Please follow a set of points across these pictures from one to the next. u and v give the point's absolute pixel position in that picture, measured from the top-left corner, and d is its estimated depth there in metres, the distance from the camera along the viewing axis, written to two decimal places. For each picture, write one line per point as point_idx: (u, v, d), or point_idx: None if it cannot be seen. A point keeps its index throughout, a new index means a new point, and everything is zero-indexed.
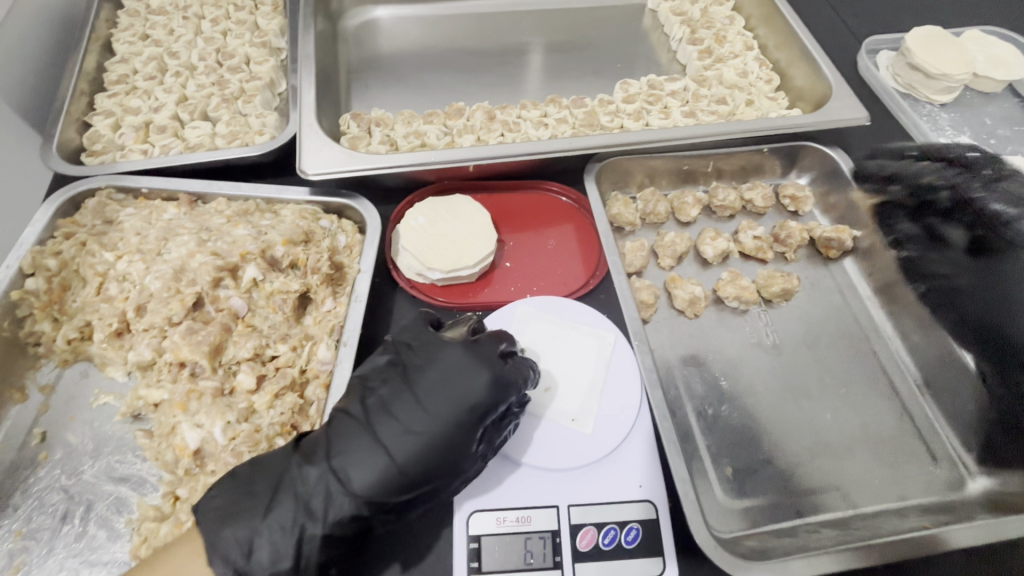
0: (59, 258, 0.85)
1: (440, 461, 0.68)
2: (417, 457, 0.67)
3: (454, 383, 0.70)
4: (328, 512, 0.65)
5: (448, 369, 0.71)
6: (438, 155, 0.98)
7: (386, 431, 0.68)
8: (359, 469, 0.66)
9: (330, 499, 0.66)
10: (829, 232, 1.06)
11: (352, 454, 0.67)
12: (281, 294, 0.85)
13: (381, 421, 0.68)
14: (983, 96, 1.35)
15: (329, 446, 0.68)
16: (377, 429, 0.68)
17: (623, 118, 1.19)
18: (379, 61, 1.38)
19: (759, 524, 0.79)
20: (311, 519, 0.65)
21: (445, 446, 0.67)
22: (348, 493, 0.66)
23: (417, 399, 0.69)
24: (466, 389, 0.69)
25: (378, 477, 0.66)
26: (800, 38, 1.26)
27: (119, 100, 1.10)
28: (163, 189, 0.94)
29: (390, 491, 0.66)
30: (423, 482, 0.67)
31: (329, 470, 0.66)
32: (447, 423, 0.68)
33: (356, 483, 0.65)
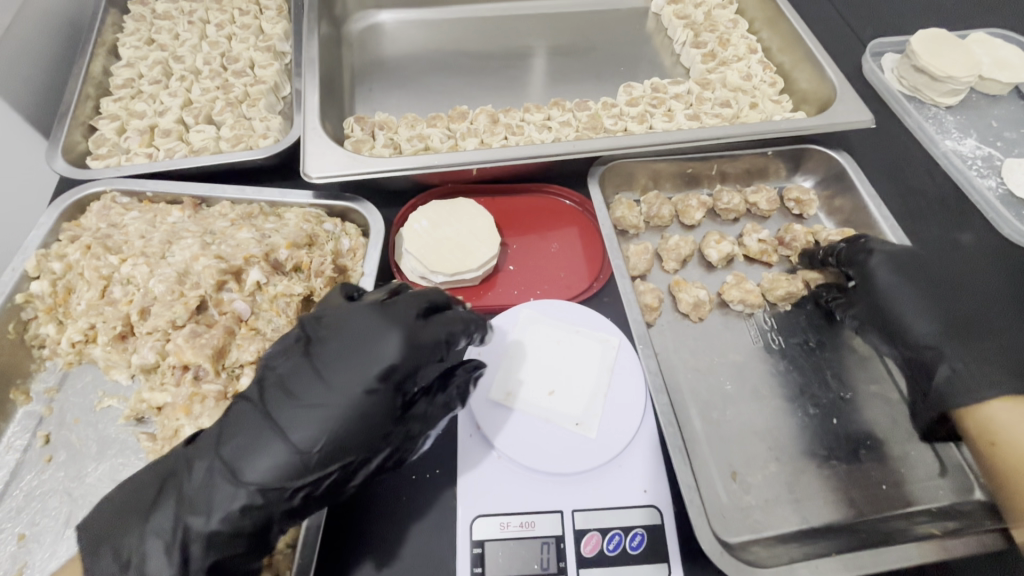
0: (64, 262, 0.86)
1: (346, 441, 0.63)
2: (315, 438, 0.62)
3: (357, 358, 0.66)
4: (219, 501, 0.61)
5: (352, 342, 0.67)
6: (442, 159, 0.98)
7: (282, 413, 0.64)
8: (250, 458, 0.62)
9: (218, 493, 0.62)
10: (835, 235, 1.06)
11: (247, 441, 0.63)
12: (284, 297, 0.85)
13: (279, 405, 0.65)
14: (988, 99, 1.34)
15: (222, 438, 0.64)
16: (274, 413, 0.64)
17: (627, 121, 1.19)
18: (382, 65, 1.38)
19: (765, 530, 0.79)
20: (198, 513, 0.61)
21: (356, 425, 0.63)
22: (242, 482, 0.61)
23: (318, 377, 0.66)
24: (372, 356, 0.66)
25: (273, 463, 0.62)
26: (803, 40, 1.25)
27: (124, 104, 1.11)
28: (167, 193, 0.95)
29: (292, 474, 0.62)
30: (324, 464, 0.63)
31: (223, 461, 0.63)
32: (351, 399, 0.64)
33: (250, 472, 0.61)
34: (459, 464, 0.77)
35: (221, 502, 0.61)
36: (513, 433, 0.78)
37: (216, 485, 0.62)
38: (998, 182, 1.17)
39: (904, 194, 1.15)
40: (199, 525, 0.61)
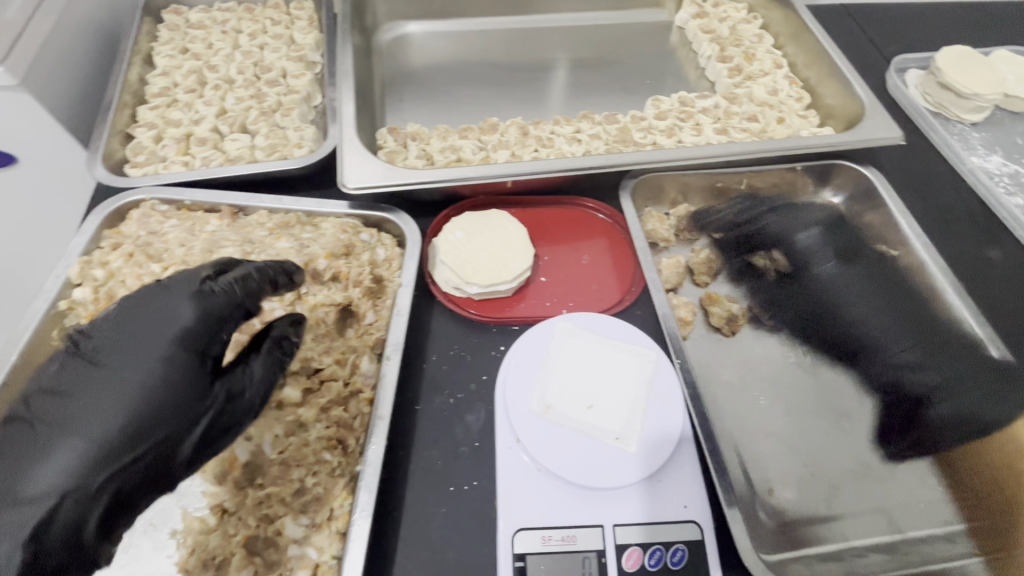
0: (106, 269, 0.87)
1: (156, 414, 0.61)
2: (119, 421, 0.60)
3: (142, 338, 0.64)
4: (25, 512, 0.55)
5: (138, 321, 0.65)
6: (477, 171, 0.99)
7: (78, 402, 0.60)
8: (72, 445, 0.57)
9: (50, 491, 0.56)
10: (865, 251, 1.07)
11: (58, 432, 0.59)
12: (324, 306, 0.86)
13: (60, 402, 0.60)
14: (1012, 116, 1.35)
15: (47, 430, 0.58)
16: (75, 402, 0.60)
17: (656, 134, 1.20)
18: (410, 75, 1.40)
19: (805, 547, 0.78)
20: (11, 518, 0.54)
21: (51, 409, 0.60)
22: (54, 478, 0.56)
23: (116, 366, 0.62)
24: (168, 322, 0.65)
25: (40, 457, 0.57)
26: (830, 56, 1.26)
27: (161, 112, 1.12)
28: (205, 201, 0.96)
29: (141, 462, 0.60)
30: (137, 448, 0.60)
31: (47, 459, 0.57)
32: (149, 371, 0.62)
33: (49, 467, 0.57)
34: (499, 476, 0.77)
35: (43, 502, 0.56)
36: (553, 447, 0.79)
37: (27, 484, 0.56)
38: None
39: (932, 210, 1.15)
40: (12, 535, 0.54)
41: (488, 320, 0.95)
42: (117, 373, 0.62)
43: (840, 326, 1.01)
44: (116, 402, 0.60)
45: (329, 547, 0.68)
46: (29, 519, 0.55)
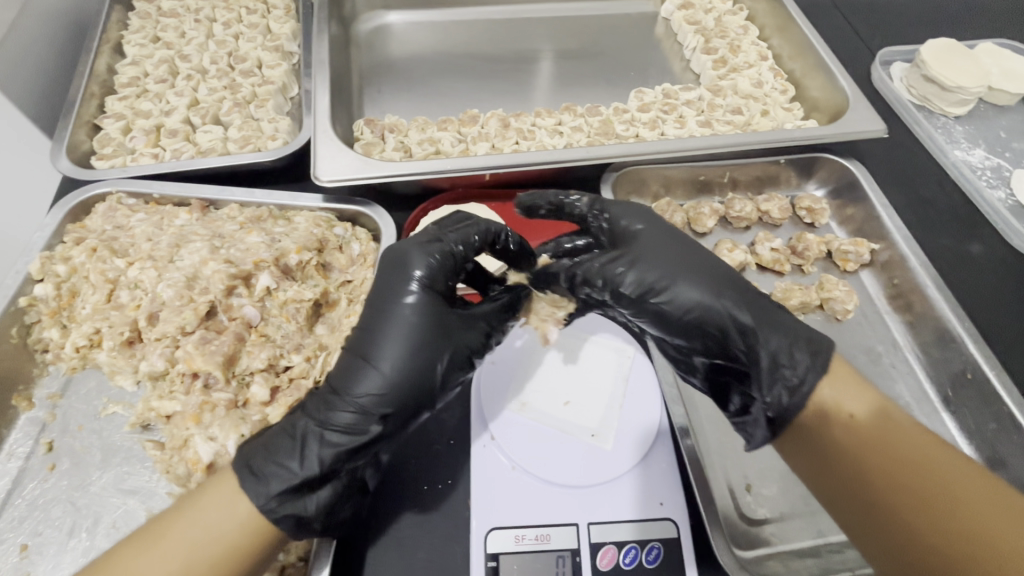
0: (69, 265, 0.84)
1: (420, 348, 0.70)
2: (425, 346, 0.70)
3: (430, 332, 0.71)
4: (369, 402, 0.67)
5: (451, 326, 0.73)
6: (456, 164, 0.97)
7: (395, 332, 0.70)
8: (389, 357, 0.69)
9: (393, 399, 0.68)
10: (847, 244, 1.06)
11: (319, 407, 0.68)
12: (295, 302, 0.83)
13: (373, 323, 0.71)
14: (995, 109, 1.35)
15: (372, 355, 0.69)
16: (412, 331, 0.70)
17: (639, 127, 1.18)
18: (391, 66, 1.37)
19: (782, 545, 0.77)
20: (328, 423, 0.68)
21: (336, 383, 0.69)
22: (334, 435, 0.67)
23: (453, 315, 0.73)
24: (403, 268, 0.73)
25: (350, 419, 0.67)
26: (816, 48, 1.25)
27: (130, 103, 1.09)
28: (175, 194, 0.93)
29: (401, 381, 0.68)
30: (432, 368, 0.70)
31: (314, 428, 0.67)
32: (416, 310, 0.71)
33: (319, 433, 0.67)
34: (473, 475, 0.76)
35: (289, 469, 0.65)
36: (530, 445, 0.78)
37: (273, 458, 0.65)
38: (1007, 193, 1.17)
39: (915, 204, 1.14)
40: (341, 435, 0.67)
41: None
42: (396, 334, 0.70)
43: (821, 320, 1.00)
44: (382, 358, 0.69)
45: (297, 548, 0.69)
46: (279, 484, 0.64)
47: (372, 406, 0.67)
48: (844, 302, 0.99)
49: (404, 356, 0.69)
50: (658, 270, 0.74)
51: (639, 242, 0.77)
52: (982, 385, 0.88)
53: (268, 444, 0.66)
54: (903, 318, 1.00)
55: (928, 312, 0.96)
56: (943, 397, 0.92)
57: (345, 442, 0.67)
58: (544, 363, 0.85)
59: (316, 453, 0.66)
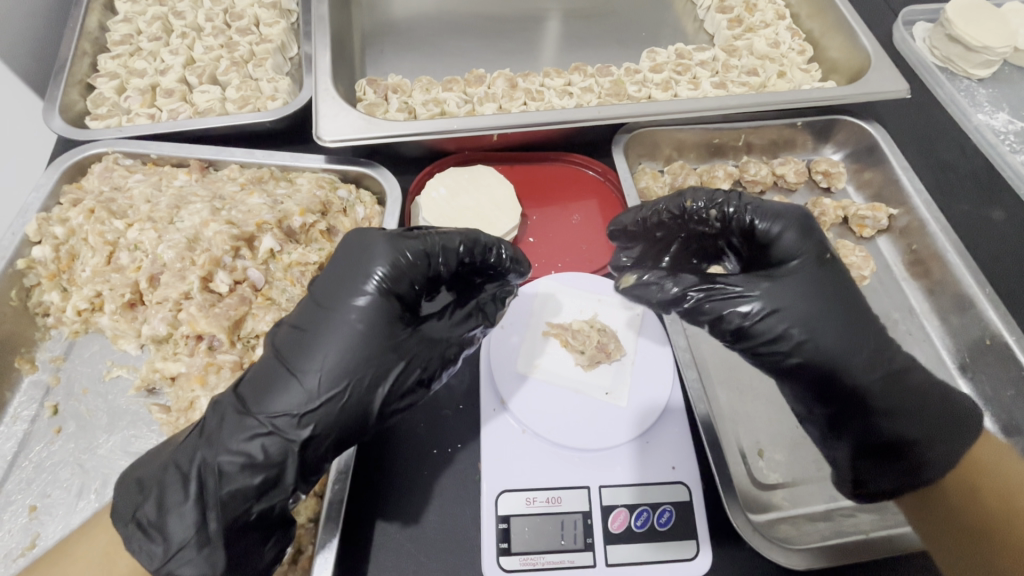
0: (67, 226, 0.82)
1: (351, 365, 0.64)
2: (326, 369, 0.63)
3: (354, 262, 0.68)
4: (289, 394, 0.63)
5: (350, 252, 0.69)
6: (461, 123, 0.92)
7: (298, 351, 0.65)
8: (306, 368, 0.64)
9: (235, 421, 0.63)
10: (865, 209, 1.02)
11: (233, 418, 0.63)
12: (299, 266, 0.82)
13: (307, 317, 0.67)
14: (1021, 72, 1.30)
15: (255, 390, 0.64)
16: (332, 321, 0.66)
17: (651, 88, 1.15)
18: (392, 26, 1.32)
19: (793, 508, 0.76)
20: (233, 428, 0.62)
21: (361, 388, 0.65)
22: (231, 452, 0.61)
23: (321, 302, 0.67)
24: (363, 254, 0.68)
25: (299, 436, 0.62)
26: (837, 5, 1.19)
27: (124, 62, 1.05)
28: (173, 155, 0.90)
29: (342, 408, 0.64)
30: (334, 394, 0.63)
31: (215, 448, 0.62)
32: (360, 313, 0.65)
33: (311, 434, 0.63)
34: (484, 439, 0.75)
35: (205, 464, 0.62)
36: (541, 409, 0.76)
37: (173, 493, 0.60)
38: None
39: (936, 168, 1.11)
40: (254, 449, 0.61)
41: None
42: (348, 343, 0.64)
43: None
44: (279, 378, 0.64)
45: (305, 511, 0.69)
46: (152, 512, 0.60)
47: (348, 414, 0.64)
48: (859, 268, 0.97)
49: (350, 353, 0.64)
50: (803, 317, 0.71)
51: (787, 277, 0.72)
52: (1001, 351, 0.86)
53: (219, 427, 0.63)
54: (922, 284, 0.98)
55: (946, 277, 0.94)
56: (960, 363, 0.91)
57: (247, 471, 0.61)
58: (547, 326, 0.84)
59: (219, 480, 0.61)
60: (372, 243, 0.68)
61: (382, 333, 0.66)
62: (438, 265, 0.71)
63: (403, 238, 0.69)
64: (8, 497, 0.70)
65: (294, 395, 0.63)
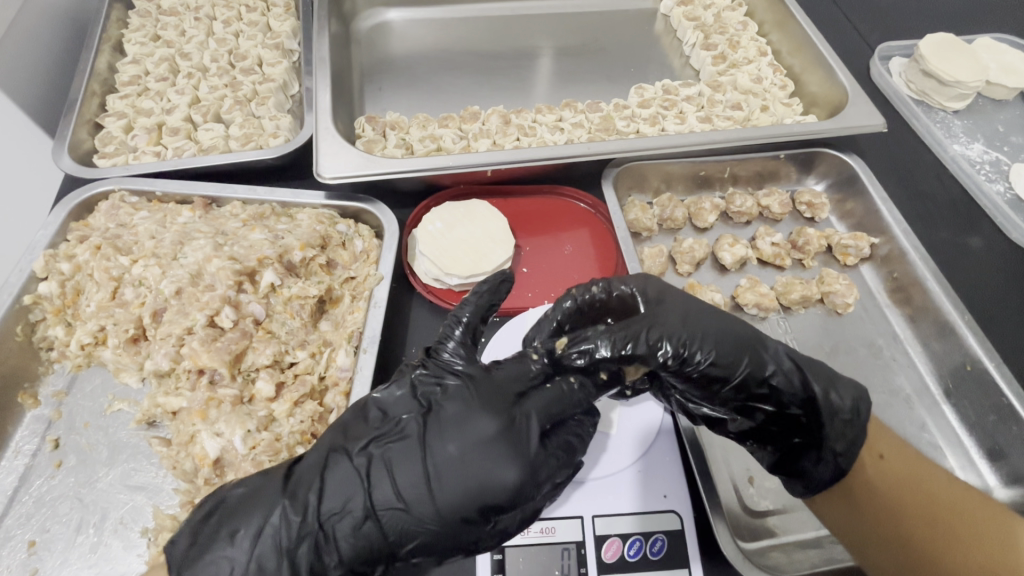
0: (73, 262, 0.85)
1: (362, 436, 0.63)
2: (417, 480, 0.59)
3: (487, 453, 0.60)
4: (344, 464, 0.61)
5: (484, 433, 0.61)
6: (456, 160, 0.96)
7: (422, 458, 0.60)
8: (350, 490, 0.60)
9: (351, 525, 0.59)
10: (847, 238, 1.06)
11: (337, 488, 0.59)
12: (299, 299, 0.84)
13: (432, 427, 0.62)
14: (994, 104, 1.35)
15: (327, 483, 0.60)
16: (429, 446, 0.61)
17: (639, 123, 1.20)
18: (391, 63, 1.37)
19: (785, 535, 0.77)
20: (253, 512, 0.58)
21: (506, 396, 0.65)
22: (281, 534, 0.57)
23: (468, 437, 0.61)
24: (486, 392, 0.65)
25: (449, 473, 0.59)
26: (815, 43, 1.25)
27: (131, 102, 1.09)
28: (177, 192, 0.93)
29: (400, 507, 0.59)
30: (417, 502, 0.59)
31: (309, 522, 0.58)
32: (447, 422, 0.62)
33: (454, 447, 0.60)
34: None
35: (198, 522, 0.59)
36: None
37: (216, 545, 0.57)
38: (1005, 187, 1.17)
39: (914, 198, 1.15)
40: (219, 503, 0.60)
41: None
42: (411, 452, 0.61)
43: (822, 314, 1.01)
44: (364, 514, 0.59)
45: None
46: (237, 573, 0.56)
47: (444, 416, 0.63)
48: (844, 296, 1.00)
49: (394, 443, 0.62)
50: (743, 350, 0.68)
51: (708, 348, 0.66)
52: (981, 377, 0.89)
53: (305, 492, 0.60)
54: (904, 310, 1.01)
55: (928, 304, 0.97)
56: (943, 389, 0.93)
57: (280, 540, 0.57)
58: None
59: (317, 519, 0.58)
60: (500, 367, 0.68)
61: (402, 426, 0.63)
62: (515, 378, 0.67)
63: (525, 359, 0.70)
64: (8, 532, 0.71)
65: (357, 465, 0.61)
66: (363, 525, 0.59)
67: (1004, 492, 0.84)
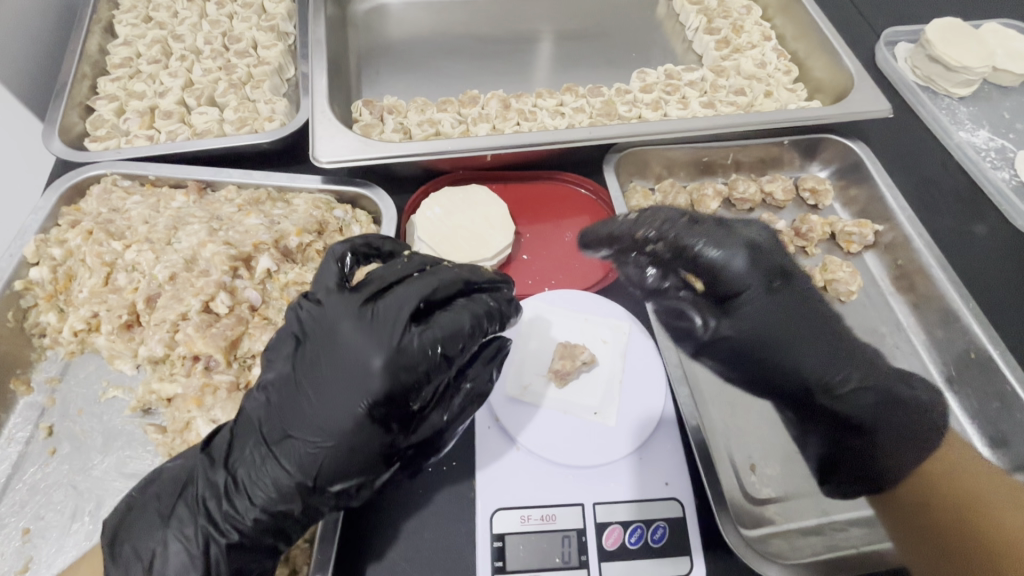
0: (65, 248, 0.83)
1: (256, 385, 0.65)
2: (294, 410, 0.61)
3: (345, 358, 0.60)
4: (244, 416, 0.64)
5: (340, 341, 0.61)
6: (455, 145, 0.94)
7: (297, 386, 0.62)
8: (250, 436, 0.63)
9: (259, 465, 0.61)
10: (851, 226, 1.05)
11: (243, 438, 0.63)
12: (296, 285, 0.83)
13: (300, 354, 0.63)
14: (1000, 90, 1.33)
15: (235, 438, 0.64)
16: (299, 372, 0.62)
17: (641, 108, 1.18)
18: (388, 48, 1.34)
19: (786, 523, 0.77)
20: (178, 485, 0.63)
21: (347, 302, 0.63)
22: (199, 497, 0.61)
23: (330, 350, 0.61)
24: (341, 304, 0.63)
25: (321, 388, 0.60)
26: (820, 28, 1.23)
27: (123, 85, 1.07)
28: (171, 176, 0.91)
29: (291, 439, 0.60)
30: (301, 429, 0.60)
31: (222, 474, 0.62)
32: (308, 344, 0.63)
33: (321, 361, 0.61)
34: (479, 458, 0.75)
35: (131, 504, 0.64)
36: (533, 429, 0.77)
37: (150, 525, 0.61)
38: (1011, 174, 1.16)
39: (919, 185, 1.14)
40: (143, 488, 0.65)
41: None
42: (285, 383, 0.62)
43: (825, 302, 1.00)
44: (265, 453, 0.61)
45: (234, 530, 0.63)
46: (163, 547, 0.60)
47: (306, 345, 0.63)
48: (847, 283, 0.99)
49: (273, 381, 0.64)
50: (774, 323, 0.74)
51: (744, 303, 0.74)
52: (986, 364, 0.88)
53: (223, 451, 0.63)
54: (908, 297, 1.00)
55: (931, 291, 0.96)
56: (946, 376, 0.92)
57: (196, 506, 0.61)
58: (530, 335, 0.85)
59: (225, 468, 0.62)
60: (371, 275, 0.67)
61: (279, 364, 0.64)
62: (378, 285, 0.65)
63: (393, 266, 0.68)
64: (2, 520, 0.70)
65: (256, 411, 0.64)
66: (265, 465, 0.61)
67: None
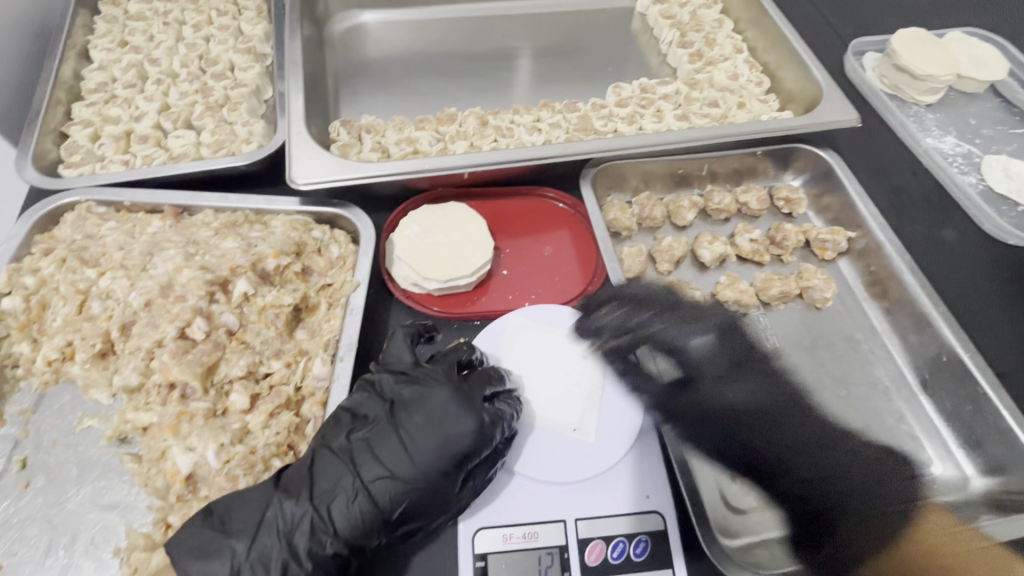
0: (38, 276, 0.83)
1: (332, 432, 0.70)
2: (389, 455, 0.68)
3: (443, 421, 0.69)
4: (322, 456, 0.68)
5: (436, 407, 0.70)
6: (432, 163, 0.95)
7: (389, 435, 0.69)
8: (333, 474, 0.67)
9: (347, 501, 0.66)
10: (825, 233, 1.07)
11: (324, 475, 0.67)
12: (274, 308, 0.82)
13: (392, 410, 0.71)
14: (965, 97, 1.37)
15: (314, 475, 0.67)
16: (392, 425, 0.69)
17: (617, 122, 1.20)
18: (366, 66, 1.35)
19: (766, 532, 0.78)
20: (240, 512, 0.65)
21: (439, 376, 0.73)
22: (281, 527, 0.64)
23: (424, 411, 0.70)
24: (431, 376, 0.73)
25: (419, 439, 0.68)
26: (789, 40, 1.26)
27: (98, 109, 1.07)
28: (146, 201, 0.90)
29: (382, 479, 0.67)
30: (396, 472, 0.67)
31: (305, 507, 0.65)
32: (402, 403, 0.71)
33: (417, 418, 0.69)
34: None
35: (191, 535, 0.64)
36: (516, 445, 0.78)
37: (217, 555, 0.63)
38: (978, 178, 1.18)
39: (889, 192, 1.16)
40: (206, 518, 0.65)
41: (449, 316, 0.92)
42: (377, 430, 0.69)
43: (801, 309, 1.02)
44: (351, 493, 0.66)
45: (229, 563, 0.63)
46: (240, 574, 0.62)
47: (400, 404, 0.71)
48: (822, 290, 1.00)
49: (361, 428, 0.70)
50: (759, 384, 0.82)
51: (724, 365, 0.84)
52: (957, 368, 0.89)
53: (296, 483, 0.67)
54: (881, 303, 1.02)
55: (904, 296, 0.98)
56: (921, 380, 0.94)
57: (275, 535, 0.64)
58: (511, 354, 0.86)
59: (310, 501, 0.65)
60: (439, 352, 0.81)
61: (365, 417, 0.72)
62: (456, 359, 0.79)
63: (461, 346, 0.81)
64: None
65: (338, 454, 0.68)
66: (355, 500, 0.66)
67: (982, 481, 0.85)
